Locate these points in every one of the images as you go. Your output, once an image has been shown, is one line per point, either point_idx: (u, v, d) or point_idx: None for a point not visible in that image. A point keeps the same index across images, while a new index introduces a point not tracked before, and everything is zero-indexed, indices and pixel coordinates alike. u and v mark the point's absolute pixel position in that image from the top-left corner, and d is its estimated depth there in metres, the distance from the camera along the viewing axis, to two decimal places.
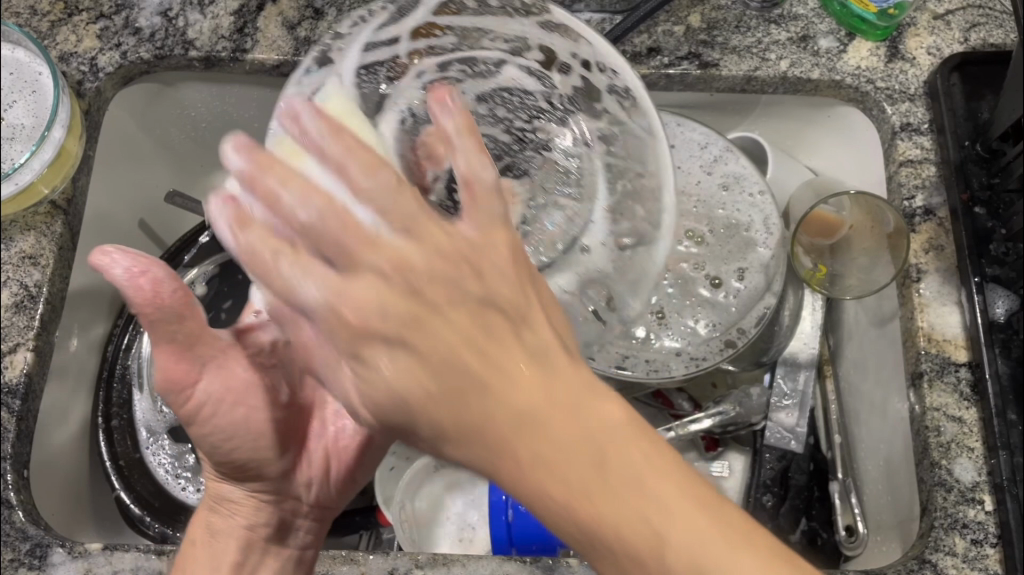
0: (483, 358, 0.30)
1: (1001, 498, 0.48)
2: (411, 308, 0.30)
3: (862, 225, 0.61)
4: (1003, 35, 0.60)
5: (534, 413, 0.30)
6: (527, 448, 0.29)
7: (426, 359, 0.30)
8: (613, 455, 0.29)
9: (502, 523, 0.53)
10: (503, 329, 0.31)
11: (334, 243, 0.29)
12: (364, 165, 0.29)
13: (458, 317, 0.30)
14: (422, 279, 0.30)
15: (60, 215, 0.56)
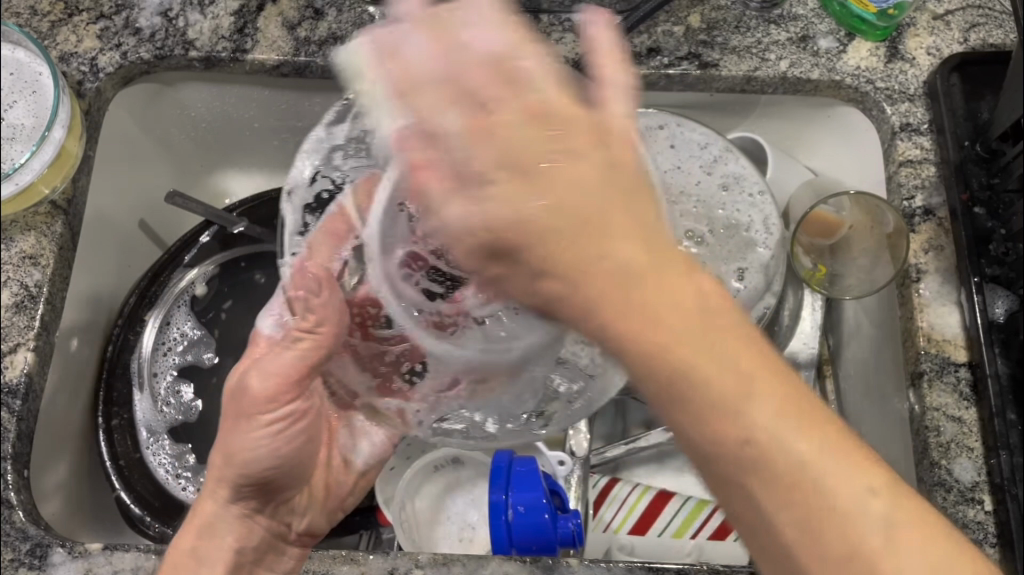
0: (665, 279, 0.32)
1: (1000, 498, 0.48)
2: (604, 176, 0.35)
3: (862, 225, 0.61)
4: (1002, 35, 0.60)
5: (770, 374, 0.31)
6: (705, 390, 0.31)
7: (561, 249, 0.34)
8: (811, 419, 0.31)
9: (501, 523, 0.50)
10: (735, 328, 0.32)
11: (573, 192, 0.34)
12: (580, 133, 0.36)
13: (731, 332, 0.32)
14: (653, 308, 0.32)
15: (60, 215, 0.56)
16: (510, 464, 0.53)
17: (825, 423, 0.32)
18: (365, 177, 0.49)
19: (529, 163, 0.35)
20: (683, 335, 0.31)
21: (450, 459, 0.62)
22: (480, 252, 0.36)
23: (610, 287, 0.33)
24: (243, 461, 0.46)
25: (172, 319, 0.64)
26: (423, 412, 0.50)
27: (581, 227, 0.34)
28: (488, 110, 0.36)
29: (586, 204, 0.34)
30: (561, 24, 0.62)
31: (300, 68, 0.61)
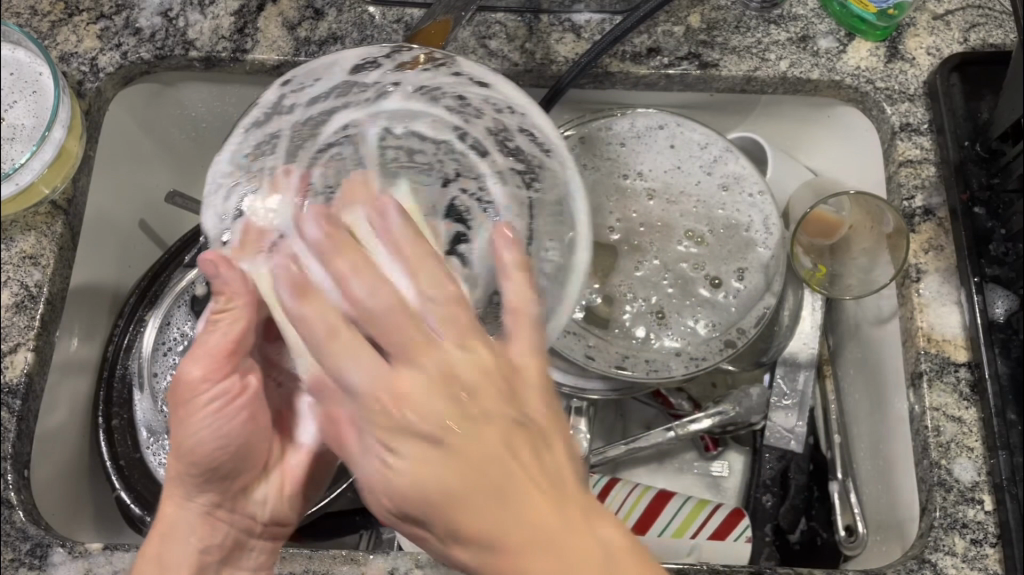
0: (486, 449, 0.36)
1: (1001, 498, 0.48)
2: (453, 419, 0.37)
3: (861, 225, 0.61)
4: (1002, 35, 0.60)
5: (543, 509, 0.35)
6: (469, 523, 0.36)
7: (477, 528, 0.35)
8: (592, 549, 0.34)
9: None
10: (522, 451, 0.37)
11: (416, 410, 0.37)
12: (442, 383, 0.38)
13: (491, 431, 0.37)
14: (460, 453, 0.36)
15: (60, 215, 0.56)
16: None
17: (584, 511, 0.36)
18: (287, 163, 0.44)
19: (407, 409, 0.37)
20: (479, 526, 0.36)
21: None
22: (387, 509, 0.38)
23: (506, 531, 0.35)
24: (195, 449, 0.45)
25: (171, 319, 0.63)
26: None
27: (477, 503, 0.36)
28: (396, 406, 0.37)
29: (479, 465, 0.36)
30: (561, 24, 0.62)
31: (300, 68, 0.61)
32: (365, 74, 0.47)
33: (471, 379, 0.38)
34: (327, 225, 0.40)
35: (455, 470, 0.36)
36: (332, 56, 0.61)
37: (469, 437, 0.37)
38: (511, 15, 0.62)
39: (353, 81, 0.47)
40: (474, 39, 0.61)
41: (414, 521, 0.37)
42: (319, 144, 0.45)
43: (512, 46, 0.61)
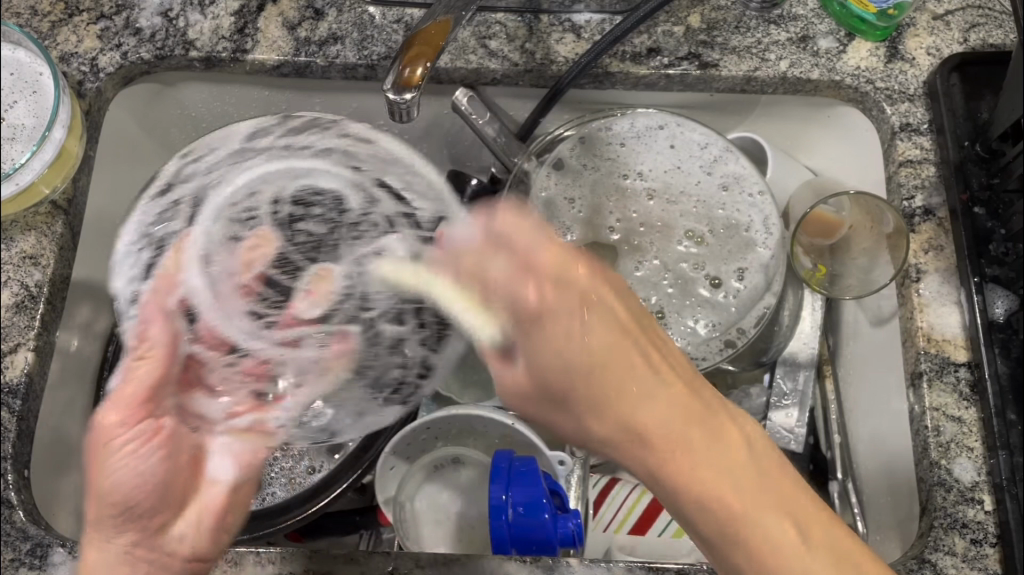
0: (674, 429, 0.46)
1: (1000, 498, 0.48)
2: (671, 398, 0.47)
3: (861, 225, 0.61)
4: (1002, 35, 0.60)
5: (753, 479, 0.44)
6: (688, 466, 0.45)
7: (658, 435, 0.46)
8: (745, 455, 0.45)
9: (501, 524, 0.50)
10: (677, 386, 0.47)
11: (578, 377, 0.47)
12: (540, 316, 0.46)
13: (699, 436, 0.45)
14: (642, 431, 0.46)
15: (60, 215, 0.56)
16: (510, 464, 0.54)
17: (734, 421, 0.47)
18: (187, 228, 0.46)
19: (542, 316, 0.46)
20: (641, 414, 0.46)
21: (450, 458, 0.62)
22: (620, 443, 0.47)
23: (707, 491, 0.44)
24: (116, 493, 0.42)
25: None
26: (282, 413, 0.45)
27: (651, 446, 0.46)
28: (620, 392, 0.47)
29: (574, 386, 0.47)
30: (562, 24, 0.62)
31: (300, 68, 0.61)
32: (260, 141, 0.49)
33: (592, 334, 0.48)
34: (473, 261, 0.44)
35: (653, 411, 0.46)
36: (332, 55, 0.61)
37: (629, 386, 0.47)
38: (511, 15, 0.62)
39: (245, 148, 0.49)
40: (474, 39, 0.61)
41: (552, 402, 0.49)
42: (210, 208, 0.46)
43: (512, 46, 0.61)
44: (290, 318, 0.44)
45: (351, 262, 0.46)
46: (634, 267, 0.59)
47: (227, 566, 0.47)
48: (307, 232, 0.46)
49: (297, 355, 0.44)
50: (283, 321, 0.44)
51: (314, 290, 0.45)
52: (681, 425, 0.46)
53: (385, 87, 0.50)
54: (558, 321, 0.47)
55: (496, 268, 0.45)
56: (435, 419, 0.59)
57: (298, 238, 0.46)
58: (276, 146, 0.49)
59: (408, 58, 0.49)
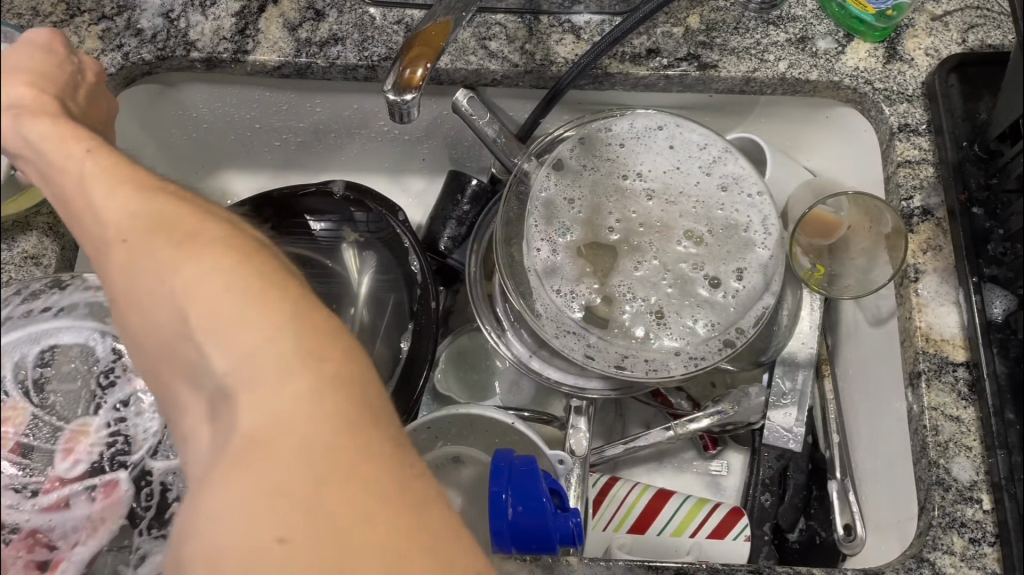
0: (312, 405, 0.28)
1: (999, 498, 0.48)
2: (299, 353, 0.29)
3: (860, 225, 0.62)
4: (1001, 35, 0.60)
5: (328, 477, 0.27)
6: (281, 455, 0.27)
7: (296, 431, 0.28)
8: (367, 456, 0.28)
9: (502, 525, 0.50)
10: (314, 359, 0.30)
11: (247, 394, 0.29)
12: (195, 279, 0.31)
13: (345, 440, 0.28)
14: (286, 408, 0.28)
15: (62, 214, 0.57)
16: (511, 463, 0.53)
17: (367, 435, 0.29)
18: (14, 398, 0.43)
19: (188, 291, 0.30)
20: (267, 391, 0.29)
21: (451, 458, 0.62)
22: (234, 452, 0.28)
23: (261, 431, 0.28)
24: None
25: None
26: (82, 546, 0.42)
27: (250, 436, 0.28)
28: (173, 342, 0.31)
29: (230, 368, 0.29)
30: (561, 25, 0.62)
31: (301, 68, 0.61)
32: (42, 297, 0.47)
33: (207, 281, 0.30)
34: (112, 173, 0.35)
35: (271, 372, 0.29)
36: (333, 56, 0.61)
37: (273, 362, 0.29)
38: (511, 16, 0.62)
39: None
40: (474, 40, 0.61)
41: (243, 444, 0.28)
42: None
43: (512, 47, 0.61)
44: (56, 480, 0.42)
45: (109, 410, 0.45)
46: (634, 267, 0.59)
47: None
48: (63, 402, 0.45)
49: (69, 514, 0.42)
50: (48, 485, 0.42)
51: (72, 447, 0.44)
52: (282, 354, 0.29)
53: (386, 88, 0.50)
54: (209, 277, 0.30)
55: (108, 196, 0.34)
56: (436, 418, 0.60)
57: (49, 403, 0.44)
58: (14, 314, 0.45)
59: (408, 58, 0.49)
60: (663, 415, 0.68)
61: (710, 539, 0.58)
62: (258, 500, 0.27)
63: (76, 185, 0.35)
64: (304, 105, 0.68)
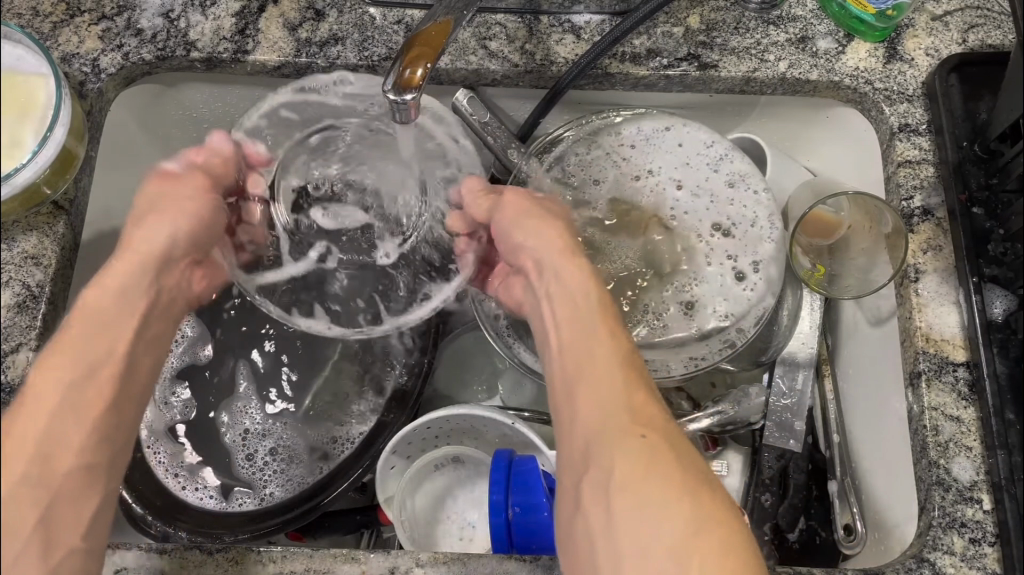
0: (628, 428, 0.44)
1: (999, 498, 0.48)
2: (638, 403, 0.45)
3: (860, 225, 0.62)
4: (1001, 36, 0.60)
5: (622, 511, 0.41)
6: (596, 487, 0.42)
7: (617, 455, 0.42)
8: (688, 479, 0.42)
9: (501, 522, 0.50)
10: (639, 398, 0.46)
11: (588, 419, 0.45)
12: (622, 359, 0.48)
13: (652, 428, 0.44)
14: (637, 446, 0.43)
15: (62, 215, 0.56)
16: (510, 463, 0.53)
17: (649, 407, 0.46)
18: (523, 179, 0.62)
19: (596, 394, 0.46)
20: (622, 435, 0.43)
21: (450, 458, 0.62)
22: (575, 445, 0.45)
23: (583, 420, 0.45)
24: (121, 286, 0.51)
25: None
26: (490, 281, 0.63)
27: (615, 491, 0.41)
28: (604, 495, 0.42)
29: (591, 435, 0.44)
30: (561, 25, 0.62)
31: (301, 68, 0.61)
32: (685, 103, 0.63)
33: (587, 406, 0.46)
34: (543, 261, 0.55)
35: (617, 403, 0.45)
36: (332, 56, 0.61)
37: (592, 371, 0.47)
38: (511, 15, 0.62)
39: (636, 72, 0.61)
40: (474, 39, 0.62)
41: (596, 410, 0.45)
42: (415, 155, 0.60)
43: (512, 47, 0.61)
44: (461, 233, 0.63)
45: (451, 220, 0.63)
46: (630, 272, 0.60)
47: (227, 565, 0.47)
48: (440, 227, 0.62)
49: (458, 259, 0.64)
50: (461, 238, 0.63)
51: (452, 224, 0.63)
52: (595, 294, 0.52)
53: (386, 89, 0.49)
54: (585, 393, 0.46)
55: (557, 274, 0.54)
56: (434, 419, 0.59)
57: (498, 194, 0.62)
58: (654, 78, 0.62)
59: (408, 58, 0.49)
60: None
61: None
62: (582, 531, 0.42)
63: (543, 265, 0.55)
64: None
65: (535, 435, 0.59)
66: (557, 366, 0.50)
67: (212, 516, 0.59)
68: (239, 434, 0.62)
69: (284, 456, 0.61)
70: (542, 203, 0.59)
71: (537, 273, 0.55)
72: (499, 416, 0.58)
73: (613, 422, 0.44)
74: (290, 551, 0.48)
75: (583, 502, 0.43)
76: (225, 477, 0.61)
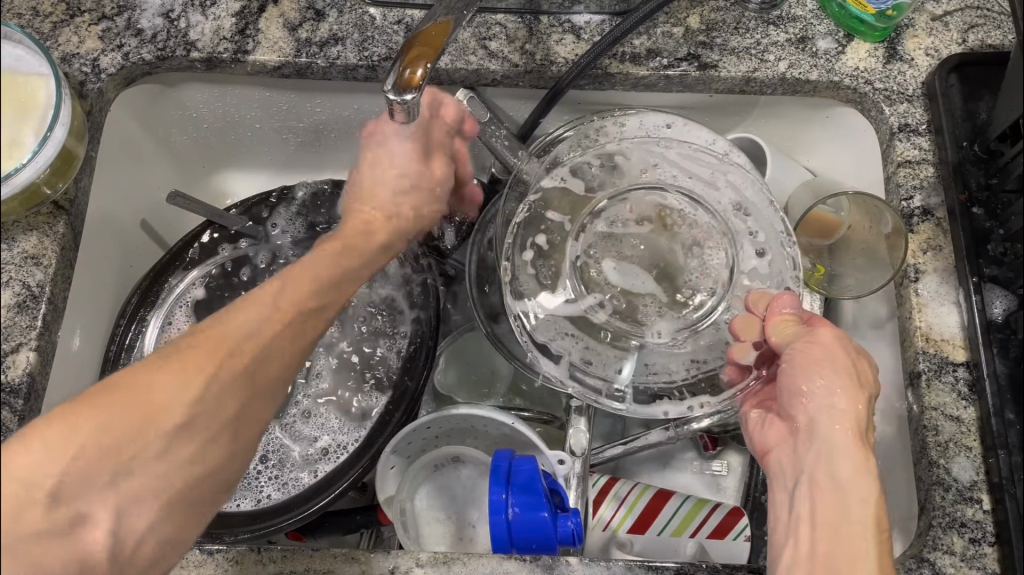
0: (855, 534, 0.42)
1: (999, 498, 0.48)
2: (875, 516, 0.43)
3: (860, 225, 0.62)
4: (1000, 35, 0.60)
5: None
6: None
7: (837, 557, 0.42)
8: None
9: (501, 521, 0.50)
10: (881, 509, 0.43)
11: (839, 541, 0.42)
12: (847, 444, 0.45)
13: (864, 520, 0.43)
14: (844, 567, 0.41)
15: (62, 215, 0.56)
16: (510, 462, 0.53)
17: (859, 507, 0.43)
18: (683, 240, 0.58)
19: (836, 506, 0.44)
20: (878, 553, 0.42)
21: (450, 458, 0.62)
22: None
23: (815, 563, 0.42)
24: (310, 279, 0.45)
25: (172, 319, 0.65)
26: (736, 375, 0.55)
27: None
28: None
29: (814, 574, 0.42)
30: (561, 25, 0.62)
31: (301, 68, 0.61)
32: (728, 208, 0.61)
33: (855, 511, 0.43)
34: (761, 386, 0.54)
35: (863, 547, 0.42)
36: (333, 56, 0.61)
37: (834, 486, 0.44)
38: (511, 16, 0.62)
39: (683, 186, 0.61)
40: (474, 40, 0.62)
41: (822, 529, 0.44)
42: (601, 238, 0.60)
43: (512, 47, 0.62)
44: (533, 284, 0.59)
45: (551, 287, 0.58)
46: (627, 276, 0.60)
47: (227, 565, 0.48)
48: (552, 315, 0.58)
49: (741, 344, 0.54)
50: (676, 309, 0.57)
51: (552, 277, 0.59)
52: (855, 391, 0.47)
53: (385, 89, 0.48)
54: (837, 510, 0.44)
55: (813, 378, 0.47)
56: (435, 419, 0.59)
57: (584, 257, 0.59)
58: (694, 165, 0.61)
59: (408, 58, 0.48)
60: (663, 415, 0.67)
61: (710, 539, 0.59)
62: None
63: (813, 410, 0.47)
64: (304, 105, 0.68)
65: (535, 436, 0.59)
66: (805, 501, 0.45)
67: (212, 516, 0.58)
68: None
69: (275, 460, 0.61)
70: (851, 355, 0.48)
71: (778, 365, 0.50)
72: (500, 416, 0.58)
73: None
74: (291, 550, 0.48)
75: None
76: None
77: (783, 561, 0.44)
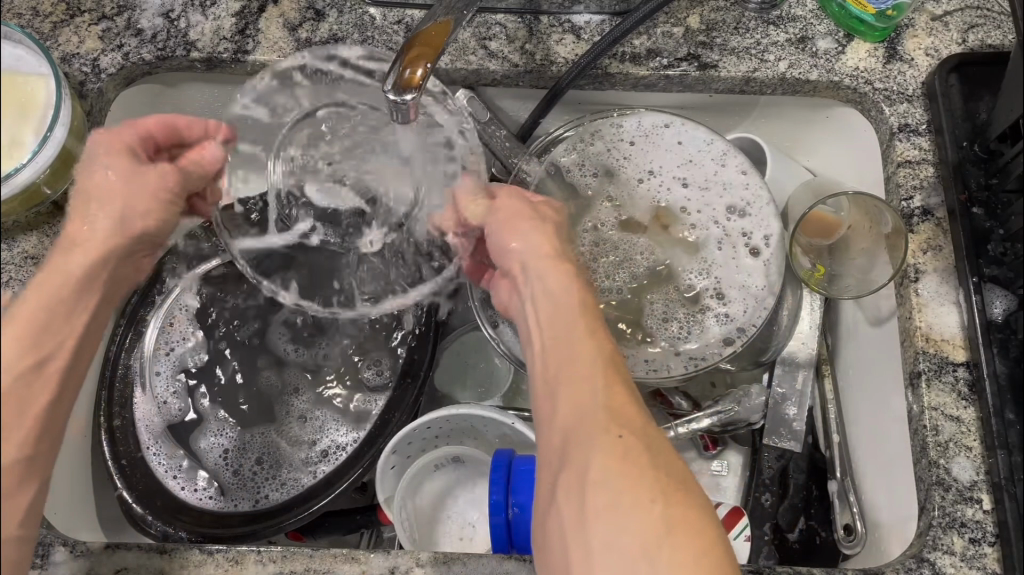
0: (600, 411, 0.40)
1: (999, 498, 0.48)
2: (607, 403, 0.40)
3: (860, 225, 0.62)
4: (1001, 35, 0.60)
5: (586, 494, 0.37)
6: (598, 529, 0.36)
7: (583, 455, 0.38)
8: (646, 481, 0.37)
9: (501, 521, 0.50)
10: (612, 425, 0.39)
11: (584, 438, 0.38)
12: (576, 336, 0.43)
13: (616, 400, 0.40)
14: (574, 453, 0.39)
15: (62, 215, 0.56)
16: (510, 462, 0.53)
17: (638, 416, 0.40)
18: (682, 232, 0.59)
19: (578, 400, 0.40)
20: (631, 423, 0.39)
21: (451, 458, 0.62)
22: (562, 488, 0.38)
23: (586, 472, 0.37)
24: (97, 253, 0.43)
25: (172, 321, 0.65)
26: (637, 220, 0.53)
27: (582, 506, 0.37)
28: (580, 491, 0.37)
29: (560, 456, 0.40)
30: (561, 24, 0.62)
31: None
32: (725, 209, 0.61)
33: (586, 396, 0.40)
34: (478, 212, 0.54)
35: (607, 453, 0.37)
36: None
37: (576, 386, 0.41)
38: (511, 16, 0.62)
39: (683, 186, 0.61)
40: (474, 40, 0.62)
41: (563, 433, 0.40)
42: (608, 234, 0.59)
43: (512, 47, 0.61)
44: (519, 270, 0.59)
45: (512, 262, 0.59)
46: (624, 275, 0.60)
47: (227, 565, 0.48)
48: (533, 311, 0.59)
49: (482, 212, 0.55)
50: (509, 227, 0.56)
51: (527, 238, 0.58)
52: (590, 309, 0.45)
53: (386, 89, 0.49)
54: (567, 398, 0.41)
55: (517, 231, 0.50)
56: (434, 419, 0.59)
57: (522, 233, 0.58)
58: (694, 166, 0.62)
59: (408, 59, 0.48)
60: None
61: None
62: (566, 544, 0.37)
63: (539, 291, 0.47)
64: None
65: (535, 435, 0.59)
66: (538, 370, 0.44)
67: (211, 516, 0.59)
68: (223, 452, 0.61)
69: (275, 462, 0.61)
70: (533, 203, 0.53)
71: (524, 277, 0.48)
72: (499, 416, 0.58)
73: (590, 465, 0.37)
74: (291, 550, 0.48)
75: (591, 534, 0.36)
76: (216, 479, 0.60)
77: (545, 477, 0.40)
